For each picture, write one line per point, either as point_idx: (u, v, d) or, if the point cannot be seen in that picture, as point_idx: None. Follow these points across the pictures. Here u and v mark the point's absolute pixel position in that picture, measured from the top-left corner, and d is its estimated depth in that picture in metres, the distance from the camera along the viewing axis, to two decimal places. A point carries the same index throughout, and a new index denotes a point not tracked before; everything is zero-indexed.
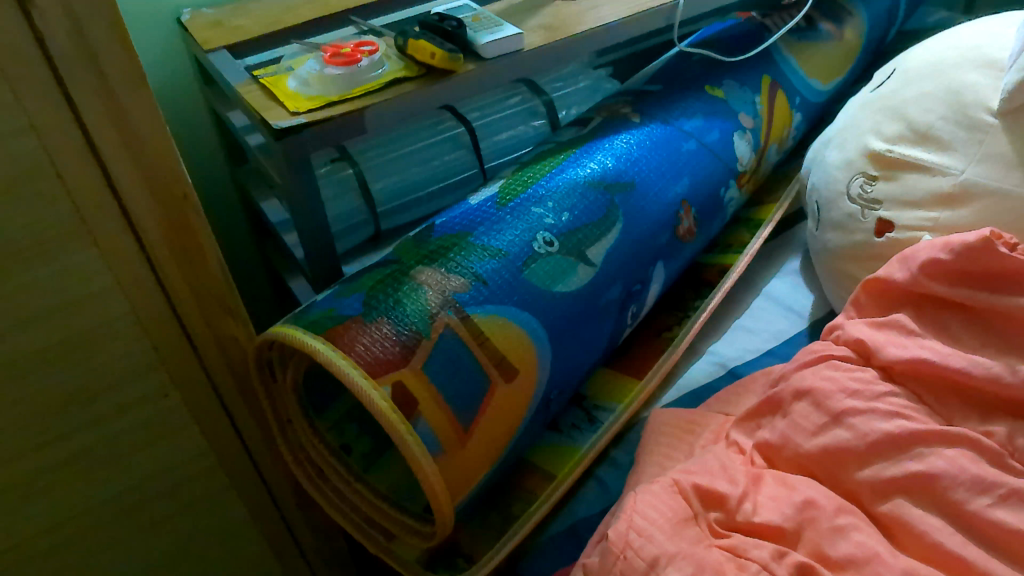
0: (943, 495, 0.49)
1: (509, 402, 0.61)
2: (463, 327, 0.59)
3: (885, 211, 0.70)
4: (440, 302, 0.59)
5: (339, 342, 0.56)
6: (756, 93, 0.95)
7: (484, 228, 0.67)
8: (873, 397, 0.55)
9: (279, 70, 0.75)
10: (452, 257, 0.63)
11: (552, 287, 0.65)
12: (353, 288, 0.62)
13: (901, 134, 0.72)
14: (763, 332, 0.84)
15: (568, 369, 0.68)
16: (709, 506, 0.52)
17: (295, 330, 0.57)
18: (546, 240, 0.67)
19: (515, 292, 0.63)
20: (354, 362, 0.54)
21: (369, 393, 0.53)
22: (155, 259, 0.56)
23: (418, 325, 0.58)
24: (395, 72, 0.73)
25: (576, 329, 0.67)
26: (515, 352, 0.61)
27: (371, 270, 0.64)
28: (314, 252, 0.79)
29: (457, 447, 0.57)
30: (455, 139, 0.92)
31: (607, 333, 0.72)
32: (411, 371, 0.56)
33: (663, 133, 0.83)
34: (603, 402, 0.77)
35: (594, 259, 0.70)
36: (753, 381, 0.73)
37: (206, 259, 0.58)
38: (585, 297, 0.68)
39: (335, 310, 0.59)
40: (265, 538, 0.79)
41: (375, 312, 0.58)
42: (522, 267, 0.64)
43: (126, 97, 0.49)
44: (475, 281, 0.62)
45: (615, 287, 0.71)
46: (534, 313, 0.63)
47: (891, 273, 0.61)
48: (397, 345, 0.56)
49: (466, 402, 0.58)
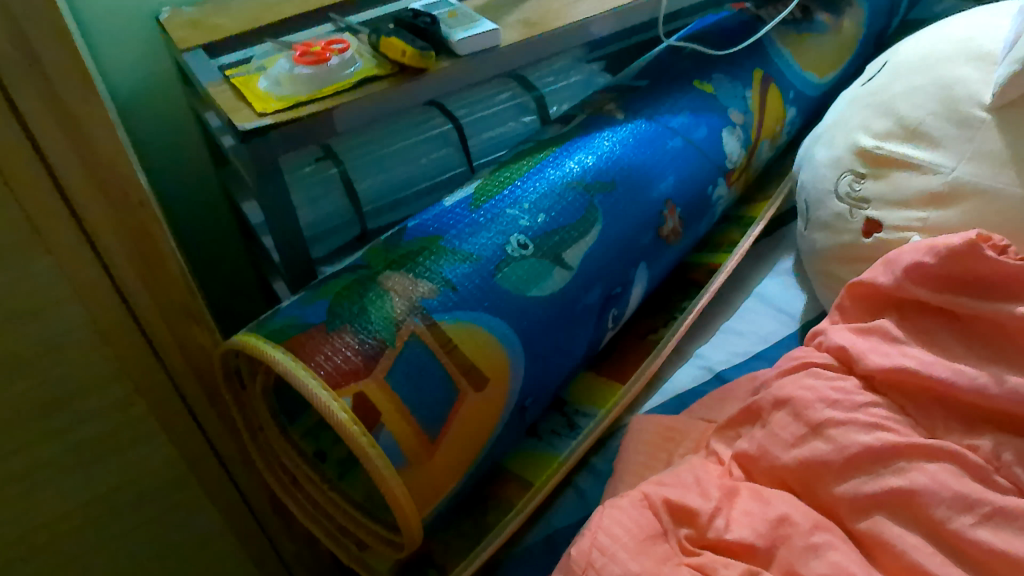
0: (923, 511, 0.47)
1: (480, 410, 0.59)
2: (430, 334, 0.57)
3: (873, 210, 0.67)
4: (407, 308, 0.58)
5: (302, 352, 0.54)
6: (746, 88, 0.93)
7: (458, 231, 0.65)
8: (854, 407, 0.53)
9: (251, 70, 0.74)
10: (422, 261, 0.62)
11: (525, 291, 0.64)
12: (320, 295, 0.60)
13: (889, 131, 0.69)
14: (752, 333, 0.82)
15: (543, 376, 0.66)
16: (680, 521, 0.50)
17: (259, 340, 0.55)
18: (521, 243, 0.65)
19: (486, 297, 0.61)
20: (314, 373, 0.53)
21: (328, 404, 0.51)
22: (115, 270, 0.54)
23: (383, 333, 0.56)
24: (367, 71, 0.71)
25: (551, 333, 0.65)
26: (488, 360, 0.60)
27: (341, 274, 0.62)
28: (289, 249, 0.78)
29: (423, 458, 0.55)
30: (443, 137, 0.90)
31: (587, 338, 0.70)
32: (373, 381, 0.54)
33: (648, 130, 0.81)
34: (585, 407, 0.75)
35: (571, 262, 0.68)
36: (737, 388, 0.71)
37: (169, 270, 0.57)
38: (563, 303, 0.66)
39: (301, 318, 0.58)
40: (245, 547, 0.78)
41: (340, 319, 0.57)
42: (495, 273, 0.63)
43: (74, 102, 0.47)
44: (444, 286, 0.60)
45: (594, 291, 0.69)
46: (506, 318, 0.62)
47: (875, 277, 0.59)
48: (359, 355, 0.54)
49: (435, 413, 0.56)
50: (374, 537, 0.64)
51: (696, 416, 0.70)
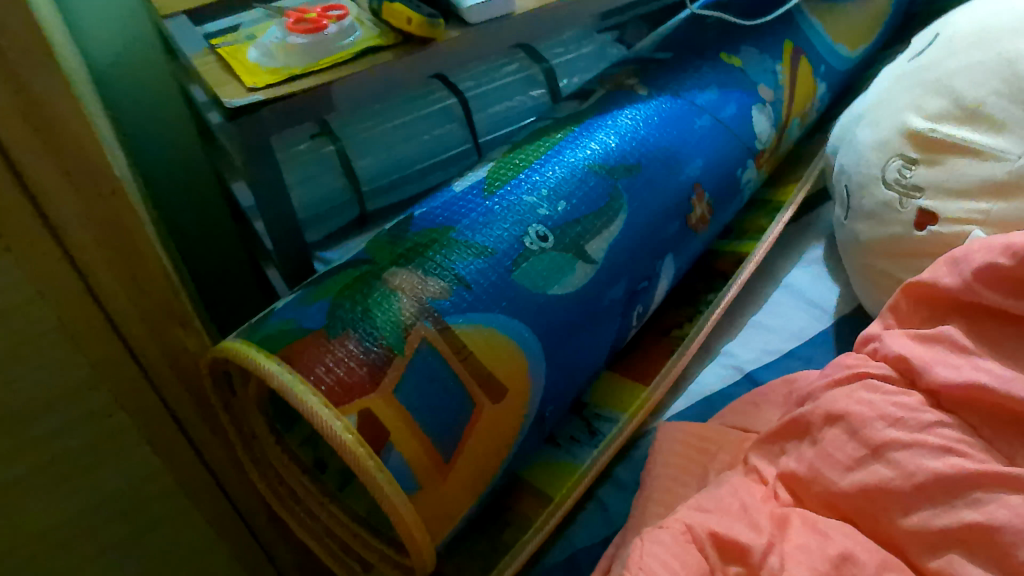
0: (1006, 552, 0.42)
1: (497, 422, 0.54)
2: (443, 340, 0.51)
3: (927, 200, 0.61)
4: (417, 311, 0.51)
5: (300, 364, 0.48)
6: (776, 61, 0.86)
7: (471, 221, 0.59)
8: (920, 427, 0.48)
9: (239, 39, 0.66)
10: (431, 255, 0.55)
11: (546, 289, 0.58)
12: (319, 295, 0.54)
13: (944, 112, 0.63)
14: (783, 329, 0.77)
15: (563, 381, 0.60)
16: (729, 558, 0.46)
17: (252, 349, 0.49)
18: (540, 234, 0.59)
19: (503, 296, 0.55)
20: (314, 387, 0.47)
21: (330, 424, 0.45)
22: (98, 290, 0.49)
23: (390, 339, 0.50)
24: (368, 40, 0.64)
25: (572, 334, 0.59)
26: (507, 367, 0.54)
27: (342, 270, 0.56)
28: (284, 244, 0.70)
29: (438, 479, 0.50)
30: (447, 112, 0.83)
31: (610, 337, 0.65)
32: (383, 396, 0.48)
33: (673, 107, 0.74)
34: (606, 411, 0.70)
35: (594, 256, 0.61)
36: (771, 394, 0.66)
37: (157, 280, 0.51)
38: (586, 300, 0.60)
39: (299, 322, 0.51)
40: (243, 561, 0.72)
41: (342, 324, 0.51)
42: (513, 268, 0.56)
43: (34, 80, 0.40)
44: (457, 285, 0.54)
45: (618, 285, 0.63)
46: (525, 319, 0.56)
47: (938, 278, 0.53)
48: (365, 366, 0.48)
49: (451, 430, 0.51)
50: (381, 559, 0.59)
51: (729, 425, 0.65)
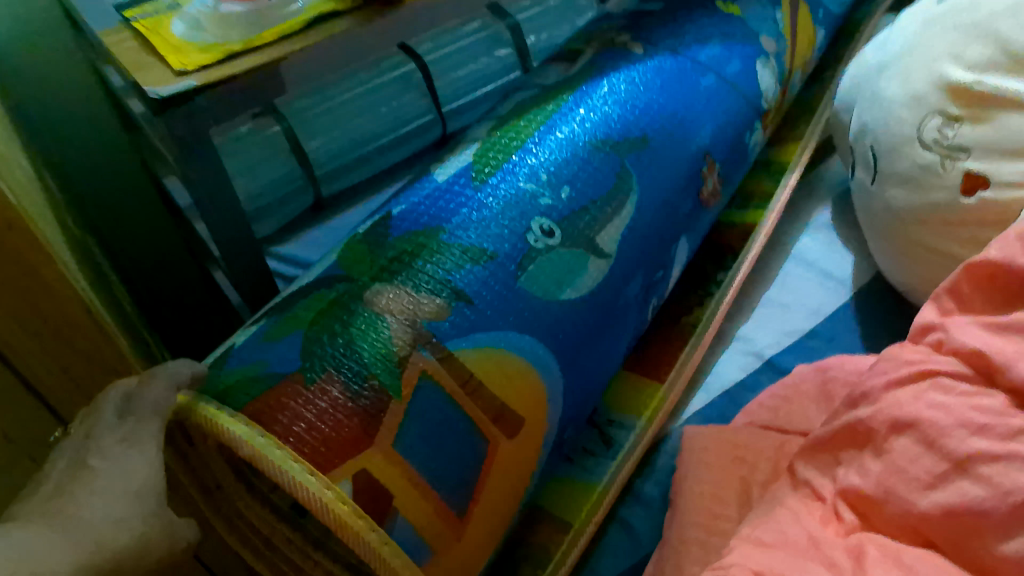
0: None
1: (511, 458, 0.45)
2: (447, 373, 0.42)
3: (975, 162, 0.54)
4: (410, 338, 0.42)
5: (273, 422, 0.38)
6: (776, 7, 0.77)
7: (461, 219, 0.48)
8: (1011, 436, 0.40)
9: (160, 9, 0.54)
10: (419, 265, 0.45)
11: (558, 294, 0.49)
12: (289, 325, 0.43)
13: (989, 60, 0.55)
14: (800, 306, 0.70)
15: (581, 397, 0.52)
16: None
17: (212, 406, 0.40)
18: (545, 229, 0.50)
19: (511, 309, 0.46)
20: (293, 453, 0.37)
21: (319, 498, 0.37)
22: (41, 388, 0.41)
23: (383, 376, 0.40)
24: (319, 5, 0.53)
25: (589, 341, 0.51)
26: (521, 394, 0.45)
27: (313, 292, 0.46)
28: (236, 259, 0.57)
29: (453, 539, 0.42)
30: (405, 79, 0.72)
31: (627, 338, 0.57)
32: (378, 450, 0.39)
33: (673, 65, 0.65)
34: (622, 416, 0.61)
35: (607, 249, 0.53)
36: (801, 386, 0.60)
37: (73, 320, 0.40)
38: (602, 301, 0.52)
39: (265, 364, 0.41)
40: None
41: (320, 363, 0.40)
42: (518, 273, 0.47)
43: None
44: (456, 300, 0.44)
45: (634, 279, 0.55)
46: (539, 334, 0.47)
47: (1010, 256, 0.47)
48: (354, 417, 0.39)
49: (461, 478, 0.42)
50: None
51: (760, 426, 0.59)
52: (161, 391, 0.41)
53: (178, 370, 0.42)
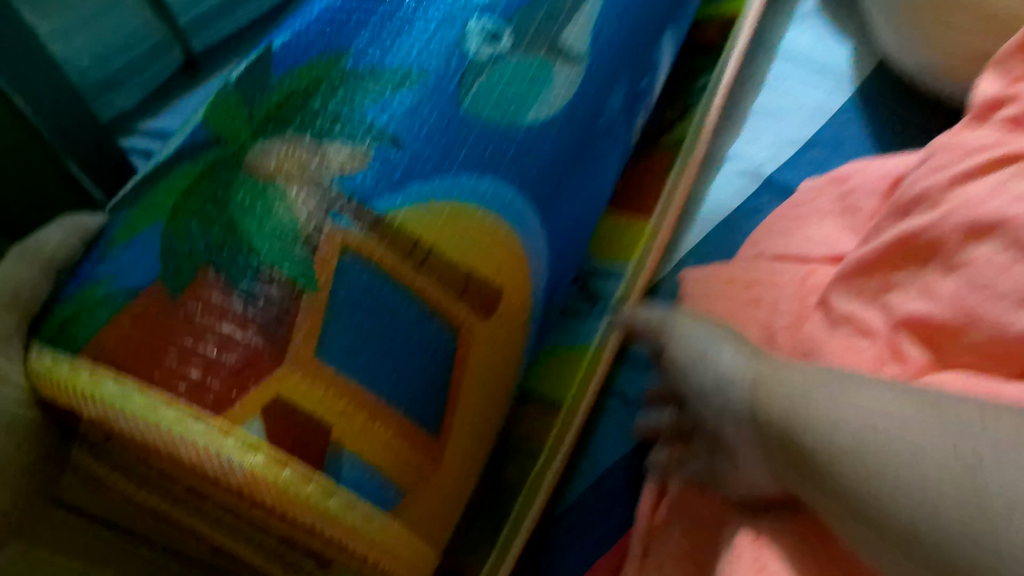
0: None
1: (489, 343, 0.29)
2: (388, 247, 0.25)
3: None
4: (314, 204, 0.25)
5: (131, 356, 0.24)
6: None
7: (356, 20, 0.28)
8: None
9: None
10: (313, 101, 0.27)
11: (524, 120, 0.30)
12: (143, 215, 0.27)
13: None
14: (795, 108, 0.56)
15: (567, 252, 0.34)
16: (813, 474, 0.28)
17: (49, 354, 0.26)
18: (488, 31, 0.30)
19: (462, 144, 0.28)
20: (163, 395, 0.24)
21: (212, 450, 0.23)
22: None
23: (288, 269, 0.24)
24: None
25: (583, 182, 0.34)
26: (506, 267, 0.29)
27: (169, 166, 0.27)
28: (89, 153, 0.36)
29: (424, 479, 0.27)
30: None
31: (618, 161, 0.39)
32: (295, 363, 0.24)
33: None
34: (605, 262, 0.44)
35: (578, 49, 0.32)
36: (816, 202, 0.45)
37: None
38: (593, 122, 0.33)
39: (111, 281, 0.26)
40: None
41: (188, 262, 0.25)
42: (463, 97, 0.28)
43: None
44: (379, 142, 0.26)
45: (630, 87, 0.37)
46: (516, 176, 0.29)
47: None
48: (249, 327, 0.24)
49: (433, 390, 0.27)
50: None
51: (769, 258, 0.44)
52: (28, 269, 0.28)
53: (54, 237, 0.29)
